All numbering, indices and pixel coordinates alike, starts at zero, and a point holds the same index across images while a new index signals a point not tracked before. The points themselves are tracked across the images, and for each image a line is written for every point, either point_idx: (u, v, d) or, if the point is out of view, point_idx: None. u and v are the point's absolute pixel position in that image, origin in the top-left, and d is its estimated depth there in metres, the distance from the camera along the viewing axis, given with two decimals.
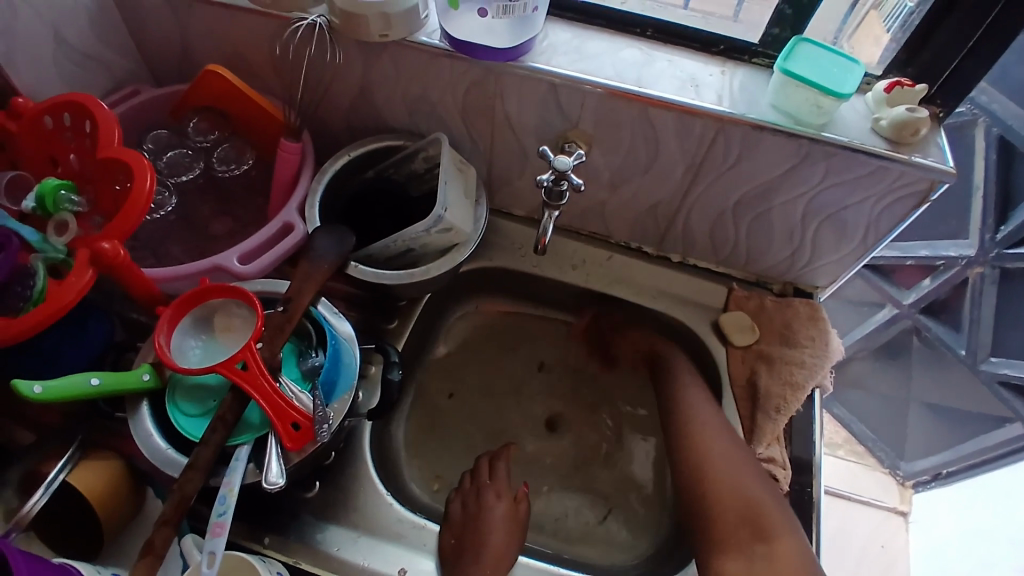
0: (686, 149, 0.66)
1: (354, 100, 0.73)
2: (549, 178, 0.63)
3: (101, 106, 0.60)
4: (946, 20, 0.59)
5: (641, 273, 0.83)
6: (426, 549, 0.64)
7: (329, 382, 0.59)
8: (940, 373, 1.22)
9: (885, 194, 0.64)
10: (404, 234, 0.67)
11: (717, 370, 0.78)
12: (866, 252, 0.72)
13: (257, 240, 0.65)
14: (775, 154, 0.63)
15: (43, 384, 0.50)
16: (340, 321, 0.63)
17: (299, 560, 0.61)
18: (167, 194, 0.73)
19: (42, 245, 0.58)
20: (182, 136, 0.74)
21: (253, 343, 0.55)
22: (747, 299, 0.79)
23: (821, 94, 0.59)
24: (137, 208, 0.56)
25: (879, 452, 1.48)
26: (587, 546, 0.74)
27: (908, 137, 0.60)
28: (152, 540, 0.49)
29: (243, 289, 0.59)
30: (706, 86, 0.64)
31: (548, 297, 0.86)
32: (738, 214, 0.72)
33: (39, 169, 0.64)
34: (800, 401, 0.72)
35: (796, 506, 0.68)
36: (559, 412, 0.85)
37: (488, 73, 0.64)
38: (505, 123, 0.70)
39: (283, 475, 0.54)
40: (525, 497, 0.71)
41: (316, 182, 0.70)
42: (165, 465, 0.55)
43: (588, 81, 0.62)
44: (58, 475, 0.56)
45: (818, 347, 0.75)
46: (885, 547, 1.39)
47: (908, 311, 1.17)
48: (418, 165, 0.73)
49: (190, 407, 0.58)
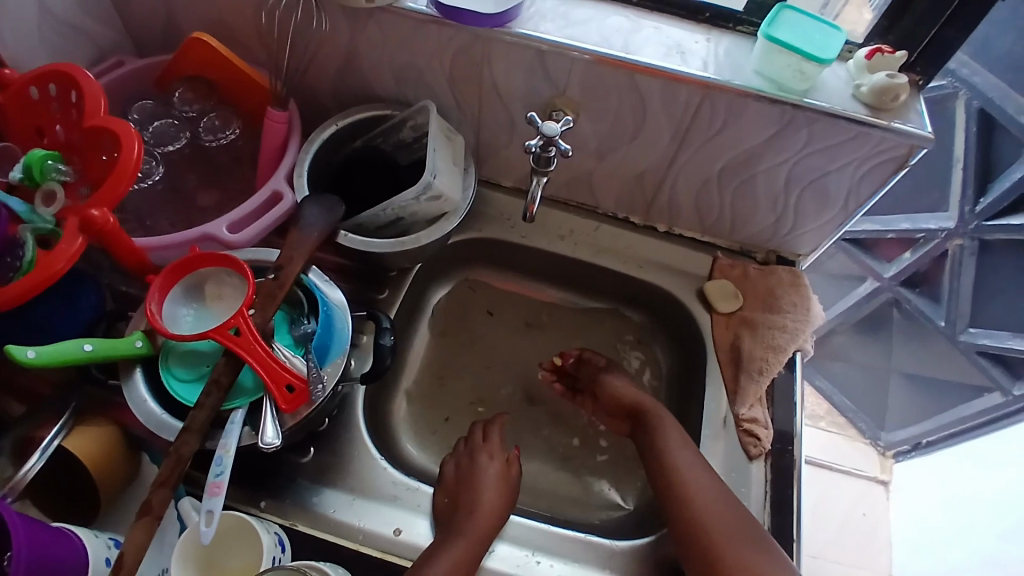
0: (672, 116, 0.67)
1: (341, 69, 0.73)
2: (537, 144, 0.63)
3: (87, 76, 0.60)
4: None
5: (630, 243, 0.84)
6: (420, 510, 0.65)
7: (322, 347, 0.60)
8: (919, 342, 1.25)
9: (865, 160, 0.65)
10: (393, 202, 0.67)
11: (702, 336, 0.79)
12: (846, 219, 0.74)
13: (245, 208, 0.65)
14: (758, 120, 0.65)
15: (37, 349, 0.50)
16: (332, 288, 0.64)
17: (295, 522, 0.62)
18: (155, 163, 0.72)
19: (29, 216, 0.57)
20: (168, 106, 0.74)
21: (246, 309, 0.56)
22: (732, 267, 0.81)
23: (804, 60, 0.60)
24: (125, 178, 0.56)
25: (861, 423, 1.51)
26: (577, 505, 0.76)
27: (888, 102, 0.61)
28: (150, 501, 0.50)
29: (234, 257, 0.60)
30: (692, 53, 0.64)
31: (538, 268, 0.87)
32: (723, 181, 0.73)
33: (25, 141, 0.63)
34: (781, 363, 0.74)
35: (779, 466, 0.71)
36: (536, 384, 0.85)
37: (475, 40, 0.65)
38: (493, 92, 0.70)
39: (279, 436, 0.56)
40: (517, 458, 0.73)
41: (303, 152, 0.70)
42: (160, 429, 0.56)
43: (575, 47, 0.63)
44: (54, 439, 0.57)
45: (799, 311, 0.77)
46: (866, 514, 1.42)
47: (888, 284, 1.20)
48: (406, 134, 0.74)
49: (183, 372, 0.58)
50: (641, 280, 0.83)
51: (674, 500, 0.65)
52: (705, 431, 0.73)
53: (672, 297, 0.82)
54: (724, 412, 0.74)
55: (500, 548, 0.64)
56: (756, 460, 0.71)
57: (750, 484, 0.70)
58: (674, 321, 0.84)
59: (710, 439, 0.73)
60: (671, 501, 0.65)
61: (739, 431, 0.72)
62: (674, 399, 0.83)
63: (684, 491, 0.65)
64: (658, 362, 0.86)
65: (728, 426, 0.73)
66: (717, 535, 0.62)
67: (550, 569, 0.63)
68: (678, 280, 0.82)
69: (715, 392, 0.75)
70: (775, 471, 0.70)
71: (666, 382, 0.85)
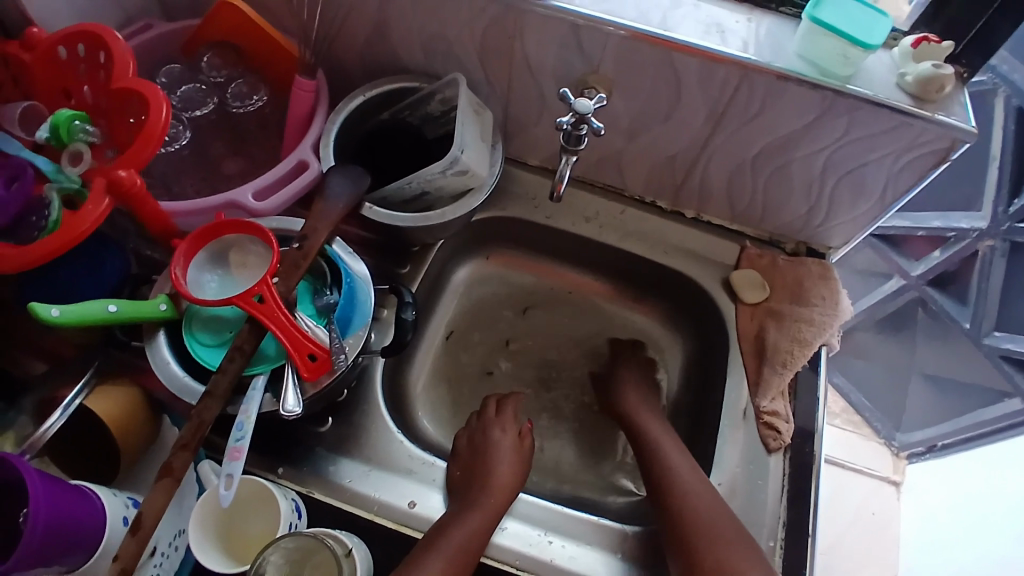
0: (709, 96, 0.65)
1: (370, 37, 0.72)
2: (569, 121, 0.62)
3: (115, 37, 0.59)
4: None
5: (656, 229, 0.82)
6: (435, 484, 0.65)
7: (345, 319, 0.60)
8: (942, 343, 1.22)
9: (905, 152, 0.63)
10: (419, 175, 0.66)
11: (725, 325, 0.78)
12: (881, 212, 0.72)
13: (272, 176, 0.64)
14: (796, 105, 0.62)
15: (60, 308, 0.51)
16: (355, 260, 0.64)
17: (312, 490, 0.63)
18: (181, 127, 0.72)
19: (55, 175, 0.57)
20: (195, 71, 0.73)
21: (269, 276, 0.55)
22: (760, 256, 0.79)
23: (850, 45, 0.57)
24: (152, 141, 0.56)
25: (876, 422, 1.48)
26: (585, 487, 0.76)
27: (933, 93, 0.59)
28: (171, 463, 0.51)
29: (259, 225, 0.59)
30: (733, 32, 0.62)
31: (562, 250, 0.86)
32: (756, 167, 0.72)
33: (51, 101, 0.63)
34: (806, 356, 0.73)
35: (798, 460, 0.70)
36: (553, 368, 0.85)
37: (509, 11, 0.63)
38: (524, 66, 0.69)
39: (300, 405, 0.56)
40: (530, 432, 0.73)
41: (330, 122, 0.69)
42: (183, 392, 0.56)
43: (610, 22, 0.61)
44: (75, 399, 0.58)
45: (827, 305, 0.76)
46: (875, 514, 1.40)
47: (915, 282, 1.17)
48: (434, 107, 0.73)
49: (207, 338, 0.59)
50: (666, 265, 0.81)
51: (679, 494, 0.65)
52: (724, 421, 0.72)
53: (697, 285, 0.80)
54: (744, 404, 0.73)
55: (511, 526, 0.64)
56: (775, 454, 0.70)
57: (767, 476, 0.69)
58: (696, 310, 0.82)
59: (728, 430, 0.72)
60: (681, 492, 0.64)
61: (758, 423, 0.71)
62: (693, 389, 0.81)
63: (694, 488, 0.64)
64: (678, 352, 0.85)
65: (747, 418, 0.72)
66: (725, 526, 0.61)
67: (562, 550, 0.63)
68: (704, 268, 0.80)
69: (736, 382, 0.74)
70: (794, 465, 0.69)
71: (682, 372, 0.84)
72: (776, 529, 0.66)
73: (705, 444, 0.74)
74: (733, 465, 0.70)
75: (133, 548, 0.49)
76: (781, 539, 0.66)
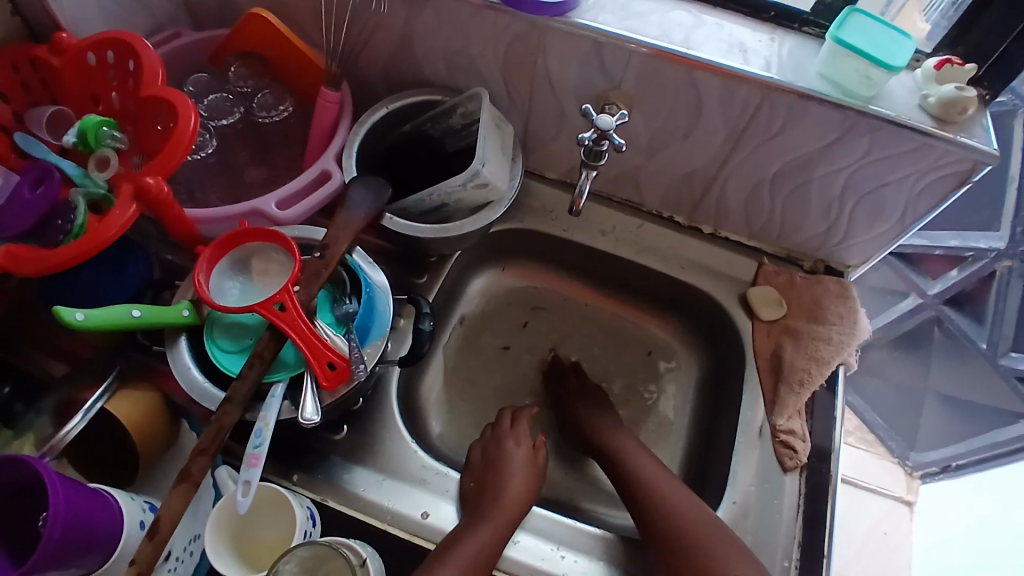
0: (729, 114, 0.65)
1: (394, 51, 0.73)
2: (590, 137, 0.62)
3: (145, 45, 0.60)
4: (992, 9, 0.57)
5: (673, 244, 0.82)
6: (447, 495, 0.65)
7: (364, 327, 0.61)
8: (958, 364, 1.20)
9: (926, 173, 0.63)
10: (440, 187, 0.67)
11: (740, 342, 0.78)
12: (901, 232, 0.71)
13: (295, 186, 0.65)
14: (818, 125, 0.62)
15: (85, 312, 0.51)
16: (375, 271, 0.64)
17: (326, 498, 0.63)
18: (208, 136, 0.73)
19: (82, 180, 0.58)
20: (222, 80, 0.75)
21: (291, 285, 0.56)
22: (777, 274, 0.79)
23: (873, 66, 0.57)
24: (180, 149, 0.57)
25: (890, 441, 1.46)
26: (594, 497, 0.76)
27: (955, 115, 0.59)
28: (189, 468, 0.51)
29: (282, 234, 0.60)
30: (754, 53, 0.63)
31: (578, 262, 0.86)
32: (775, 185, 0.72)
33: (78, 106, 0.65)
34: (824, 376, 0.73)
35: (813, 479, 0.69)
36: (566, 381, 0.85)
37: (532, 28, 0.64)
38: (545, 81, 0.69)
39: (318, 413, 0.56)
40: (544, 446, 0.72)
41: (353, 133, 0.70)
42: (202, 398, 0.57)
43: (632, 40, 0.61)
44: (97, 402, 0.58)
45: (845, 324, 0.75)
46: (888, 535, 1.38)
47: (932, 302, 1.16)
48: (455, 121, 0.73)
49: (228, 344, 0.59)
50: (680, 281, 0.81)
51: (685, 513, 0.63)
52: (738, 439, 0.72)
53: (713, 301, 0.80)
54: (759, 422, 0.72)
55: (523, 539, 0.64)
56: (791, 473, 0.69)
57: (783, 496, 0.68)
58: (712, 327, 0.82)
59: (742, 448, 0.71)
60: (684, 512, 0.63)
61: (774, 442, 0.71)
62: (708, 406, 0.81)
63: (704, 514, 0.63)
64: (692, 367, 0.85)
65: (762, 437, 0.72)
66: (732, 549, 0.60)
67: (575, 565, 0.63)
68: (719, 285, 0.80)
69: (751, 400, 0.74)
70: (809, 484, 0.69)
71: (695, 388, 0.84)
72: (789, 549, 0.65)
73: (718, 462, 0.74)
74: (747, 483, 0.69)
75: (150, 553, 0.49)
76: (796, 559, 0.65)
